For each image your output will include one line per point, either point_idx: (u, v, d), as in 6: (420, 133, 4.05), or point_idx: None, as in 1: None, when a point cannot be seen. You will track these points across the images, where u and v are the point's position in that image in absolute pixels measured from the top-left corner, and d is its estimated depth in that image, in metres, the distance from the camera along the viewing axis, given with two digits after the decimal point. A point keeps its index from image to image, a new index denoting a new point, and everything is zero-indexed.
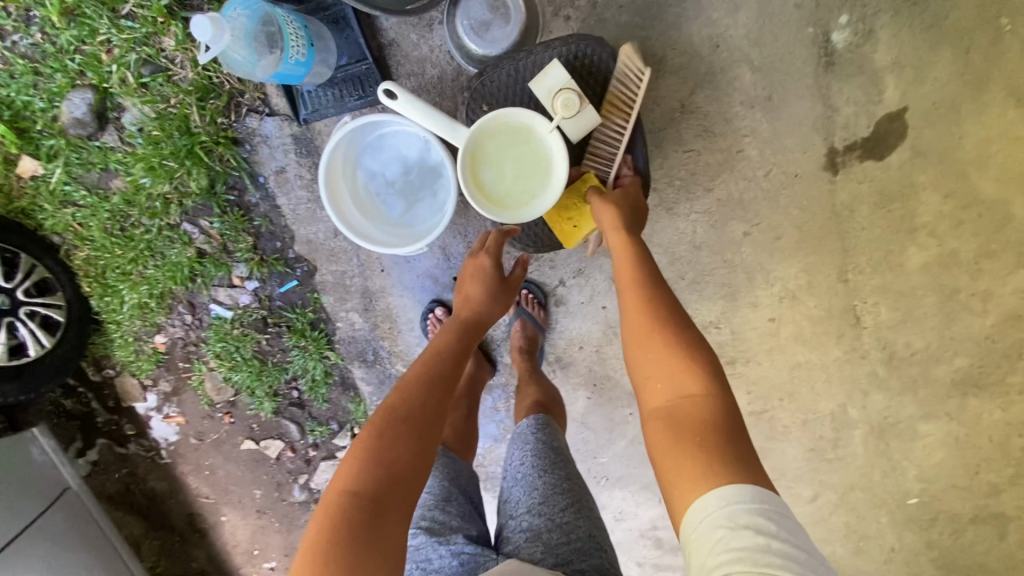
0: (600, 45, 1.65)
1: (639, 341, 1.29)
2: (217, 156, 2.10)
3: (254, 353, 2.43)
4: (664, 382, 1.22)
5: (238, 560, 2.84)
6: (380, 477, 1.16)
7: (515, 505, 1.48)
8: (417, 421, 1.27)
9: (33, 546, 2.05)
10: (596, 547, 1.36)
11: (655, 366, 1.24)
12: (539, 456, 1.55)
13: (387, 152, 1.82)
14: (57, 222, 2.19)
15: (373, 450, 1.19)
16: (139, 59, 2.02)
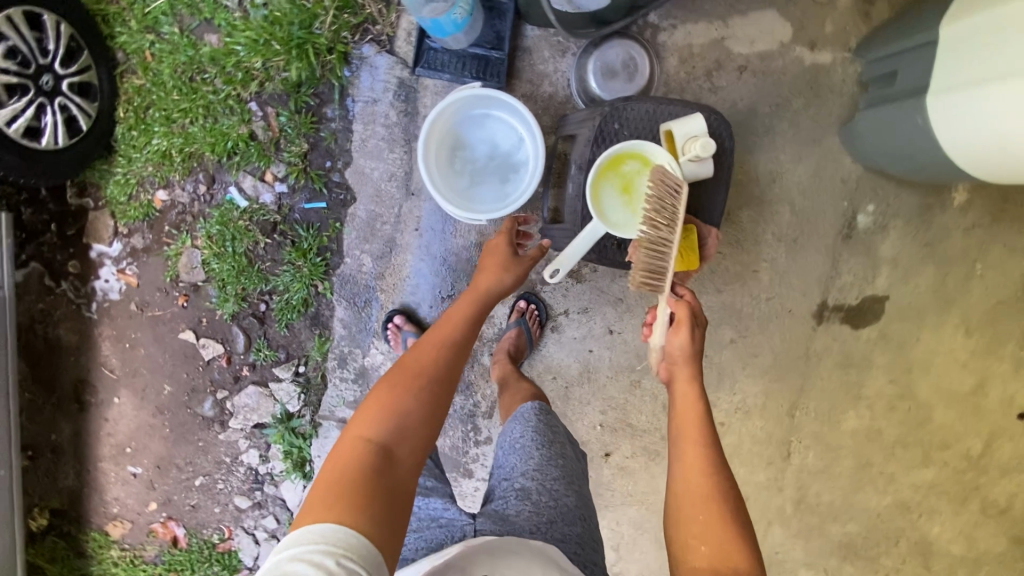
0: (723, 125, 1.84)
1: (693, 501, 1.37)
2: (321, 62, 2.16)
3: (246, 250, 2.38)
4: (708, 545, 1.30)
5: (105, 450, 2.62)
6: (392, 429, 1.36)
7: (509, 470, 1.63)
8: (430, 379, 1.48)
9: None
10: (580, 515, 1.53)
11: (707, 530, 1.32)
12: (538, 434, 1.69)
13: (484, 132, 1.99)
14: (132, 42, 2.18)
15: (382, 408, 1.39)
16: None
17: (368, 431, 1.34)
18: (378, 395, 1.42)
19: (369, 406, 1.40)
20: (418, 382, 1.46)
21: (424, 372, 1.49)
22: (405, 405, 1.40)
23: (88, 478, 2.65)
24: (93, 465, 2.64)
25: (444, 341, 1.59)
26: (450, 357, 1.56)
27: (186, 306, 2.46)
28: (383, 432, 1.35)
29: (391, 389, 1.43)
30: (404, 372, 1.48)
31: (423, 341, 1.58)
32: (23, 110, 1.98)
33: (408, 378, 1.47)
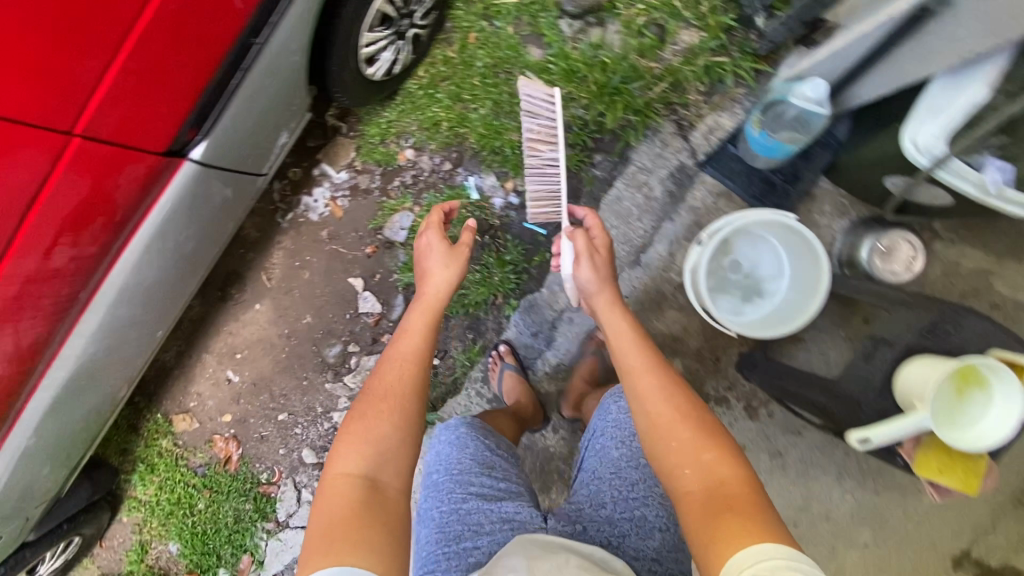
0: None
1: (671, 422, 1.37)
2: (622, 115, 2.20)
3: (453, 236, 2.42)
4: (709, 461, 1.27)
5: (217, 345, 2.57)
6: (369, 458, 1.39)
7: (587, 475, 1.65)
8: (390, 395, 1.51)
9: (196, 202, 1.68)
10: (658, 527, 1.50)
11: (683, 448, 1.31)
12: (616, 428, 1.67)
13: (763, 250, 1.98)
14: (465, 22, 2.28)
15: (359, 437, 1.42)
16: (656, 16, 2.16)
17: (346, 463, 1.39)
18: (351, 430, 1.45)
19: (342, 442, 1.44)
20: (393, 408, 1.48)
21: (394, 395, 1.51)
22: (376, 430, 1.44)
23: (185, 363, 2.59)
24: (198, 353, 2.58)
25: (405, 358, 1.59)
26: (419, 369, 1.58)
27: (370, 257, 2.47)
28: (357, 462, 1.38)
29: (368, 419, 1.46)
30: (379, 404, 1.49)
31: (398, 359, 1.59)
32: (378, 46, 1.93)
33: (385, 403, 1.49)
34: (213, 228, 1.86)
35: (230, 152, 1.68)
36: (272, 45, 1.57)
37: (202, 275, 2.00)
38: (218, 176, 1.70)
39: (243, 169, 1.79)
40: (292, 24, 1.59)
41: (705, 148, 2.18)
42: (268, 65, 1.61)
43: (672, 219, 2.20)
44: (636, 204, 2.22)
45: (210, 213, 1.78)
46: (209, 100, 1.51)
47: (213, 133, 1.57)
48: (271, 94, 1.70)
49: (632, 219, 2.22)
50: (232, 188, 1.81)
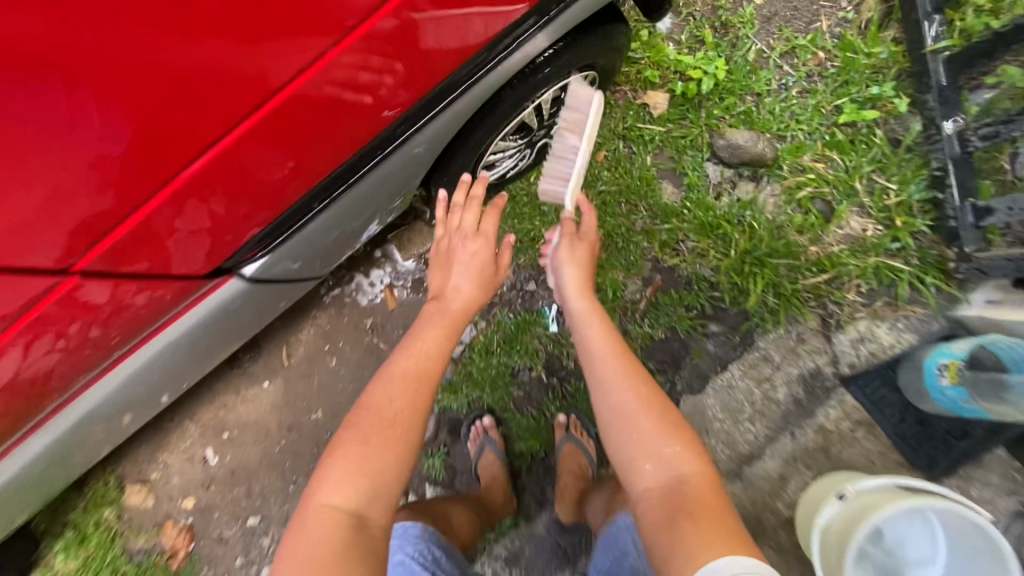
0: None
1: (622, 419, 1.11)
2: (760, 292, 1.79)
3: (515, 365, 2.01)
4: (672, 454, 1.05)
5: (204, 416, 2.14)
6: (353, 487, 1.02)
7: None
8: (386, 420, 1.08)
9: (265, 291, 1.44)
10: None
11: (644, 429, 1.08)
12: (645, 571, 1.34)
13: (914, 522, 1.49)
14: (598, 135, 1.93)
15: (338, 474, 1.02)
16: (827, 192, 1.78)
17: (320, 497, 1.02)
18: (325, 465, 1.05)
19: (316, 482, 1.04)
20: (401, 435, 1.07)
21: (401, 422, 1.09)
22: (366, 453, 1.04)
23: (161, 426, 2.15)
24: (179, 418, 2.15)
25: (405, 362, 1.17)
26: (425, 378, 1.15)
27: None
28: (341, 490, 1.02)
29: (347, 450, 1.05)
30: (362, 419, 1.09)
31: (387, 368, 1.17)
32: (504, 152, 1.62)
33: (375, 438, 1.06)
34: (268, 302, 1.52)
35: (313, 238, 1.37)
36: (394, 158, 1.31)
37: (233, 345, 1.64)
38: (293, 256, 1.38)
39: (322, 248, 1.46)
40: (426, 139, 1.32)
41: (851, 358, 1.76)
42: (385, 176, 1.34)
43: (793, 432, 1.75)
44: (750, 400, 1.80)
45: (270, 287, 1.44)
46: (301, 206, 1.26)
47: (298, 236, 1.32)
48: (377, 197, 1.42)
49: (742, 418, 1.79)
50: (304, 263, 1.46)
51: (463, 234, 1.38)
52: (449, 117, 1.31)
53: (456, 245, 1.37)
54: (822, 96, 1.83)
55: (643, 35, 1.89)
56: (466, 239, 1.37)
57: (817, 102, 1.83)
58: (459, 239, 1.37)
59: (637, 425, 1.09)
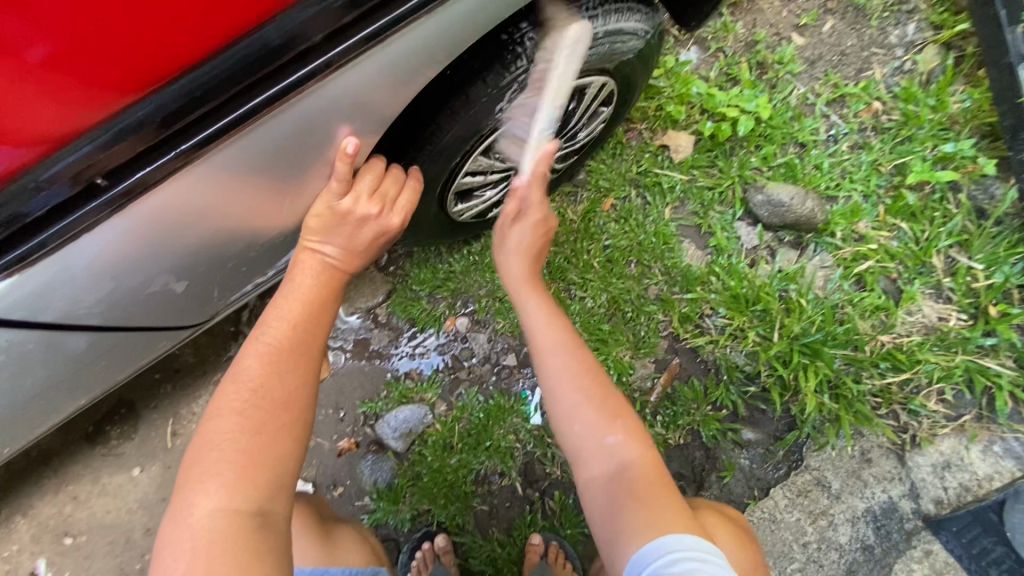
0: None
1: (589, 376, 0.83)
2: (813, 390, 1.36)
3: (482, 467, 1.49)
4: (615, 447, 0.78)
5: (44, 512, 1.54)
6: (249, 470, 0.70)
7: None
8: (266, 396, 0.76)
9: (104, 341, 0.92)
10: None
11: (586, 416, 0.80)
12: None
13: None
14: (606, 177, 1.54)
15: (235, 472, 0.69)
16: (892, 268, 1.43)
17: (207, 500, 0.67)
18: (198, 462, 0.71)
19: (191, 484, 0.69)
20: (297, 419, 0.76)
21: (293, 403, 0.77)
22: (254, 429, 0.73)
23: None
24: (7, 512, 1.54)
25: (282, 306, 0.84)
26: (308, 344, 0.82)
27: (340, 455, 1.53)
28: (240, 482, 0.69)
29: (241, 438, 0.72)
30: (236, 398, 0.75)
31: (261, 330, 0.82)
32: (486, 179, 1.18)
33: (271, 427, 0.74)
34: (128, 345, 0.99)
35: (182, 237, 0.81)
36: (302, 103, 0.76)
37: (82, 404, 1.09)
38: (167, 272, 0.85)
39: (218, 265, 0.94)
40: (361, 79, 0.79)
41: (935, 491, 1.31)
42: (292, 137, 0.79)
43: None
44: (801, 543, 1.31)
45: (130, 319, 0.91)
46: (97, 154, 0.66)
47: (122, 220, 0.73)
48: (294, 190, 0.88)
49: (790, 569, 1.30)
50: (189, 286, 0.93)
51: (373, 201, 0.91)
52: (402, 52, 0.80)
53: (366, 217, 0.92)
54: (879, 154, 1.51)
55: (666, 64, 1.57)
56: (376, 211, 0.92)
57: (873, 159, 1.51)
58: (363, 202, 0.91)
59: (569, 417, 0.82)
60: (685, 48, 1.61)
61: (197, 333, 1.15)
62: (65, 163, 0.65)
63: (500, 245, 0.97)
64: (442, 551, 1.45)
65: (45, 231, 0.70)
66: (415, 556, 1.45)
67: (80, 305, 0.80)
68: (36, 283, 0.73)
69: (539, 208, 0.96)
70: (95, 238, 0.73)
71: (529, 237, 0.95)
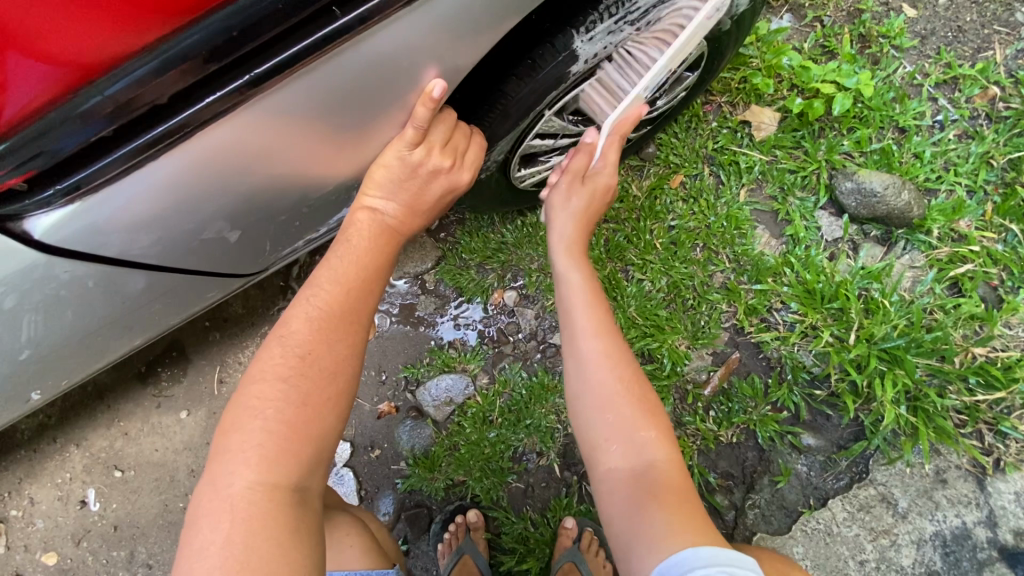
0: None
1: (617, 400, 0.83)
2: (888, 399, 1.25)
3: (521, 446, 1.45)
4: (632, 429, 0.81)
5: (97, 445, 1.60)
6: (287, 443, 0.69)
7: None
8: (315, 363, 0.74)
9: (161, 284, 0.91)
10: None
11: (625, 410, 0.82)
12: None
13: None
14: (679, 152, 1.43)
15: (275, 445, 0.68)
16: (994, 274, 1.28)
17: (246, 472, 0.66)
18: (236, 428, 0.69)
19: (228, 452, 0.68)
20: (340, 393, 0.75)
21: (341, 373, 0.75)
22: (297, 401, 0.71)
23: (38, 447, 1.61)
24: (62, 441, 1.60)
25: (334, 269, 0.81)
26: (355, 311, 0.79)
27: (379, 417, 1.52)
28: (280, 456, 0.68)
29: (285, 408, 0.70)
30: (280, 363, 0.73)
31: (312, 290, 0.80)
32: (554, 144, 1.09)
33: (315, 398, 0.72)
34: (181, 289, 0.97)
35: (240, 180, 0.77)
36: (379, 35, 0.70)
37: (136, 343, 1.10)
38: (220, 218, 0.82)
39: (278, 214, 0.90)
40: (441, 15, 0.72)
41: (1016, 522, 1.19)
42: (365, 76, 0.72)
43: None
44: (857, 560, 1.23)
45: (187, 262, 0.88)
46: (160, 73, 0.63)
47: (183, 152, 0.69)
48: (357, 141, 0.82)
49: None
50: (244, 234, 0.90)
51: (444, 155, 0.86)
52: None
53: (434, 172, 0.87)
54: (991, 145, 1.34)
55: (756, 31, 1.42)
56: (448, 165, 0.87)
57: (985, 151, 1.34)
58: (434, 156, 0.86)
59: (603, 405, 0.83)
60: (778, 16, 1.46)
61: (248, 283, 1.13)
62: (132, 78, 0.62)
63: (556, 206, 1.01)
64: (474, 526, 1.43)
65: (111, 154, 0.67)
66: (448, 528, 1.44)
67: (141, 242, 0.77)
68: (95, 212, 0.70)
69: (605, 171, 0.99)
70: (160, 168, 0.69)
71: (583, 204, 0.99)
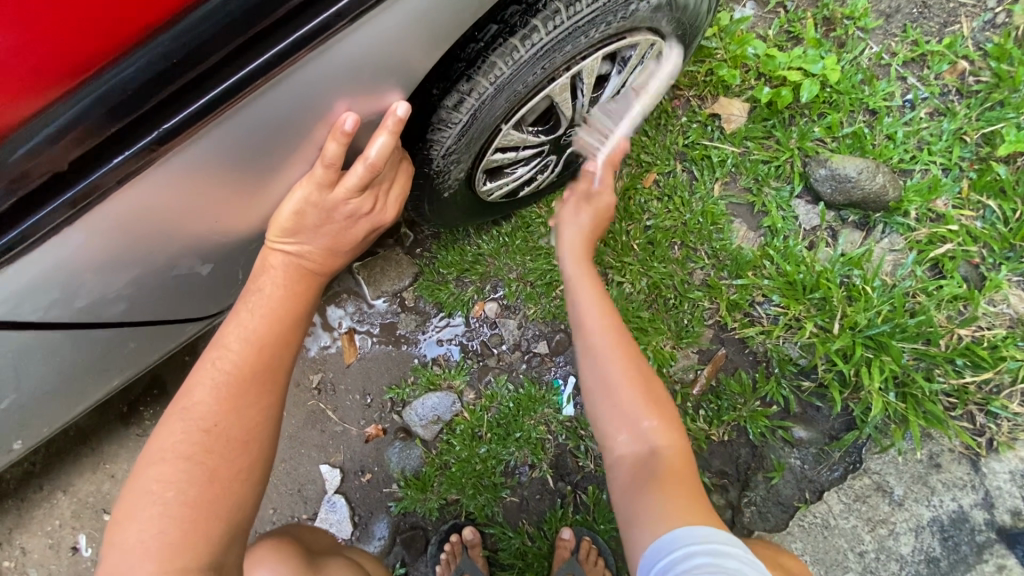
0: None
1: (640, 375, 0.86)
2: (876, 386, 1.23)
3: (512, 459, 1.43)
4: (649, 429, 0.82)
5: (84, 490, 1.57)
6: (188, 528, 0.69)
7: None
8: (222, 437, 0.75)
9: (134, 321, 0.89)
10: None
11: (629, 398, 0.84)
12: None
13: None
14: (650, 150, 1.41)
15: (177, 531, 0.69)
16: (974, 252, 1.27)
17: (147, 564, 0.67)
18: (132, 517, 0.70)
19: (123, 542, 0.68)
20: (253, 459, 0.77)
21: (253, 442, 0.77)
22: (201, 481, 0.72)
23: (24, 495, 1.58)
24: (49, 488, 1.58)
25: (246, 328, 0.80)
26: (269, 373, 0.80)
27: (367, 441, 1.50)
28: (183, 543, 0.69)
29: (190, 487, 0.71)
30: (181, 441, 0.73)
31: (220, 352, 0.79)
32: (518, 155, 1.07)
33: (224, 474, 0.73)
34: (158, 326, 0.95)
35: (186, 225, 0.75)
36: (294, 77, 0.67)
37: (117, 383, 1.07)
38: (177, 259, 0.80)
39: (249, 244, 0.88)
40: (376, 41, 0.70)
41: (1013, 502, 1.18)
42: (293, 114, 0.70)
43: None
44: (856, 552, 1.22)
45: (160, 298, 0.87)
46: (75, 124, 0.60)
47: (119, 203, 0.66)
48: (299, 172, 0.79)
49: None
50: (219, 266, 0.89)
51: (363, 200, 0.84)
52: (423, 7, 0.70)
53: (354, 215, 0.86)
54: (963, 122, 1.33)
55: (719, 22, 1.40)
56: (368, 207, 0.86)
57: (957, 128, 1.33)
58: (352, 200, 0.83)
59: (613, 396, 0.85)
60: (741, 4, 1.43)
61: (227, 313, 1.11)
62: (48, 131, 0.60)
63: (566, 219, 1.00)
64: (471, 544, 1.41)
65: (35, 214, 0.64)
66: (444, 548, 1.42)
67: (102, 287, 0.76)
68: (44, 264, 0.68)
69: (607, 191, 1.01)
70: (104, 218, 0.67)
71: (588, 221, 0.98)
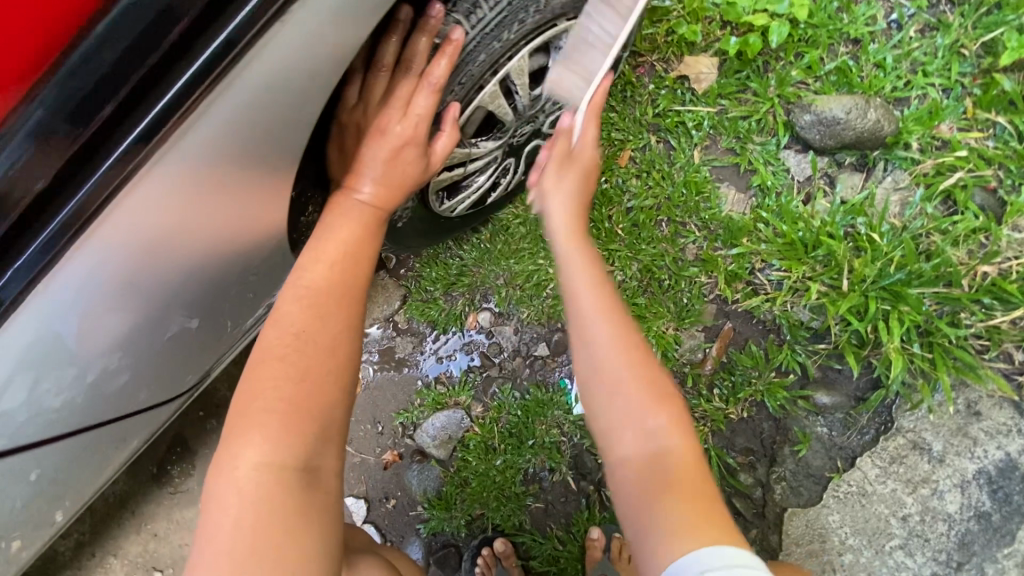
0: None
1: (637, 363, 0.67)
2: (897, 340, 1.15)
3: (530, 466, 1.41)
4: (659, 429, 0.63)
5: (133, 551, 1.63)
6: (283, 413, 0.63)
7: None
8: (311, 348, 0.66)
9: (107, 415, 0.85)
10: None
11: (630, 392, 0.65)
12: None
13: None
14: (619, 127, 1.32)
15: (280, 421, 0.62)
16: (990, 176, 1.15)
17: (251, 452, 0.62)
18: (245, 408, 0.64)
19: (239, 429, 0.64)
20: (342, 365, 0.68)
21: (341, 348, 0.68)
22: (291, 387, 0.64)
23: (80, 564, 1.65)
24: (100, 554, 1.64)
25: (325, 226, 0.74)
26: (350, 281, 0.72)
27: (386, 468, 1.50)
28: (276, 439, 0.62)
29: (284, 386, 0.64)
30: (277, 341, 0.67)
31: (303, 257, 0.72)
32: (467, 170, 1.01)
33: (316, 371, 0.66)
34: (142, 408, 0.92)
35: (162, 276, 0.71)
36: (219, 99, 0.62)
37: (122, 461, 1.06)
38: (163, 320, 0.77)
39: (219, 297, 0.84)
40: (286, 55, 0.63)
41: None
42: (231, 137, 0.65)
43: (973, 559, 1.11)
44: (899, 517, 1.15)
45: (162, 364, 0.85)
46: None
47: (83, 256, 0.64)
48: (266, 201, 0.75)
49: (889, 546, 1.15)
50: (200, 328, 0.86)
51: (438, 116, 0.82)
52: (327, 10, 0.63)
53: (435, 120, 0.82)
54: (959, 33, 1.19)
55: None
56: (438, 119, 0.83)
57: (952, 42, 1.19)
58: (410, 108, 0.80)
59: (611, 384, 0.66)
60: None
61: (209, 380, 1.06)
62: None
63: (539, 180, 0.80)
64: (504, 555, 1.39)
65: None
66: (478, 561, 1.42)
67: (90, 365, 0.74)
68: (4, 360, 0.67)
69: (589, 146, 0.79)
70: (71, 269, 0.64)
71: (575, 184, 0.77)
